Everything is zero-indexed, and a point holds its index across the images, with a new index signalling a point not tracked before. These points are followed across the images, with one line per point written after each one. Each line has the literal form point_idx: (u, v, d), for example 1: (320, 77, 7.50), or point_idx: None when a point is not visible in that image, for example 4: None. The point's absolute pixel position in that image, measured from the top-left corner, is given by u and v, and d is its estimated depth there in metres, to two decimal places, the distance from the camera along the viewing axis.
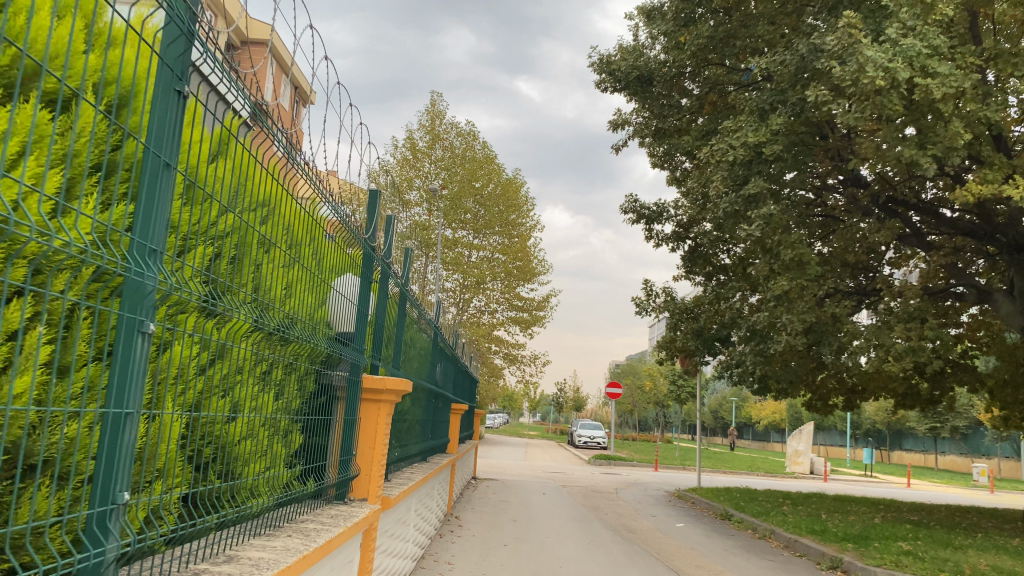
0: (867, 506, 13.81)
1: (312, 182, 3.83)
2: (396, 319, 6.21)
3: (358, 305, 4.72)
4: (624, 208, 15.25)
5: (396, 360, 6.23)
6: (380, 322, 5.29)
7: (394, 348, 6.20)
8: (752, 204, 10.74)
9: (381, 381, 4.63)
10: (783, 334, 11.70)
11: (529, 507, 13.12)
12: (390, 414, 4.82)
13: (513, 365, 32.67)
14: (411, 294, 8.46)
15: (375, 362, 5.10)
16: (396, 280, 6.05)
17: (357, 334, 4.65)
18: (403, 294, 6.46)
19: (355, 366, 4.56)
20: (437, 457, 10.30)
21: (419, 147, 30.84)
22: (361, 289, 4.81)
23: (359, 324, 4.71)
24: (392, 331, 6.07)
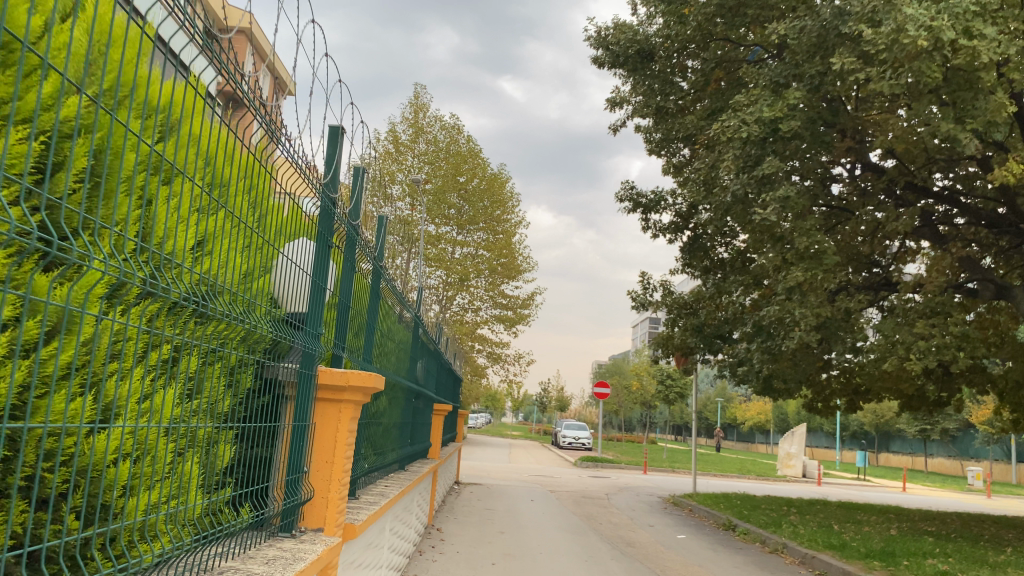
0: (877, 515, 12.92)
1: (294, 163, 3.37)
2: (367, 302, 5.14)
3: (315, 279, 3.70)
4: (620, 196, 14.29)
5: (366, 352, 5.19)
6: (346, 306, 4.25)
7: (365, 338, 5.15)
8: (766, 186, 9.76)
9: (342, 375, 3.60)
10: (795, 330, 10.76)
11: (516, 516, 12.11)
12: (356, 417, 3.79)
13: (497, 364, 31.69)
14: (391, 281, 7.43)
15: (337, 352, 4.09)
16: (369, 256, 4.98)
17: (312, 317, 3.65)
18: (377, 272, 5.39)
19: (309, 359, 3.56)
20: (417, 464, 9.26)
21: (402, 139, 29.74)
22: (319, 256, 3.77)
23: (316, 303, 3.69)
24: (362, 318, 5.05)
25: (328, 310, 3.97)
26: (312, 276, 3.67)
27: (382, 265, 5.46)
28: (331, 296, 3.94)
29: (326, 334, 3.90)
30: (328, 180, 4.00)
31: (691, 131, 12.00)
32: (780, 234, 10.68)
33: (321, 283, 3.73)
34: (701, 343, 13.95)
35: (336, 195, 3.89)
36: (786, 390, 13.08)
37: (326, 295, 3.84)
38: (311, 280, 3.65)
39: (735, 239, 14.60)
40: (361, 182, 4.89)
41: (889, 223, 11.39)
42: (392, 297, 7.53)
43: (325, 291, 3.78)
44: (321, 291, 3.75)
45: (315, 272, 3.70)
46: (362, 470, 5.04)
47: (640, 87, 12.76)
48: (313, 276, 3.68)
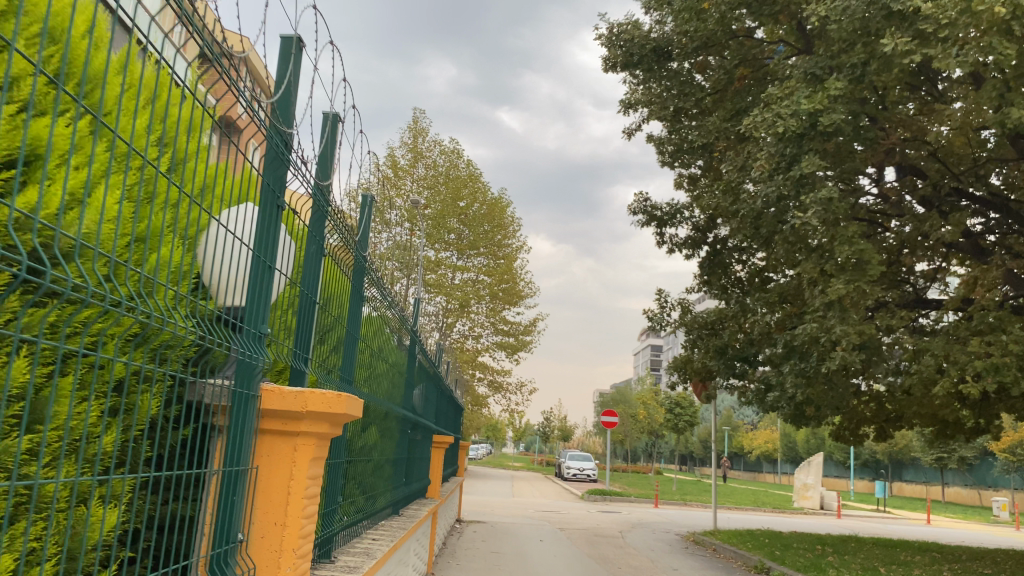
0: (922, 556, 11.75)
1: (240, 100, 2.41)
2: (344, 303, 4.03)
3: (263, 255, 2.66)
4: (634, 208, 13.30)
5: (344, 369, 4.07)
6: (309, 298, 3.16)
7: (342, 348, 4.03)
8: (804, 187, 8.68)
9: (297, 395, 2.50)
10: (835, 350, 9.66)
11: (525, 559, 10.94)
12: (321, 457, 2.68)
13: (499, 393, 30.58)
14: (386, 294, 6.37)
15: (296, 359, 3.02)
16: (347, 242, 3.88)
17: (254, 307, 2.58)
18: (359, 266, 4.31)
19: (250, 374, 2.47)
20: (415, 504, 8.15)
21: (401, 164, 28.83)
22: (269, 229, 2.74)
23: (261, 287, 2.64)
24: (341, 327, 4.01)
25: (279, 300, 2.90)
26: (258, 255, 2.65)
27: (366, 260, 4.36)
28: (286, 282, 2.88)
29: (274, 338, 2.83)
30: (284, 118, 2.98)
31: (713, 136, 11.11)
32: (816, 244, 9.64)
33: (271, 262, 2.68)
34: (722, 366, 12.87)
35: (292, 140, 2.90)
36: (817, 418, 11.99)
37: (275, 278, 2.78)
38: (256, 258, 2.60)
39: (757, 254, 13.63)
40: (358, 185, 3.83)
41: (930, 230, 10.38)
42: (385, 312, 6.47)
43: (276, 271, 2.73)
44: (270, 277, 2.71)
45: (263, 248, 2.67)
46: (336, 522, 3.91)
47: (656, 90, 11.97)
48: (262, 256, 2.66)
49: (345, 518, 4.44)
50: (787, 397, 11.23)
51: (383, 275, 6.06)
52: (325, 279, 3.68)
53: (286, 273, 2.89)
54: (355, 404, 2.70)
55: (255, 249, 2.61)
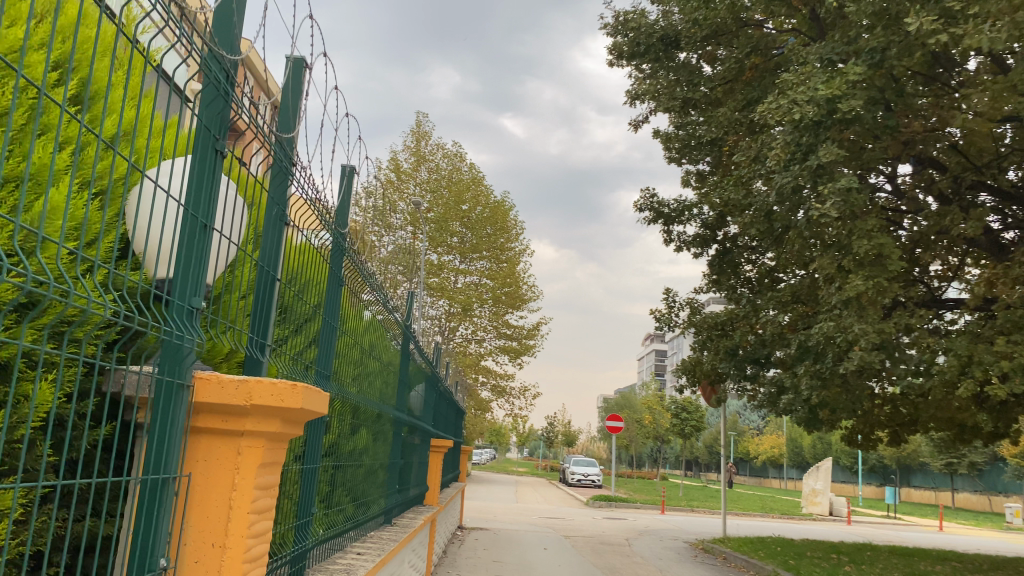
0: (942, 565, 11.31)
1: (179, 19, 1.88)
2: (319, 287, 3.57)
3: (208, 215, 2.15)
4: (641, 204, 12.88)
5: (321, 362, 3.62)
6: (267, 273, 2.68)
7: (317, 338, 3.58)
8: (823, 178, 8.24)
9: (237, 390, 2.00)
10: (854, 349, 9.21)
11: (530, 569, 10.48)
12: (273, 459, 2.20)
13: (502, 398, 30.17)
14: (380, 289, 5.94)
15: (251, 342, 2.55)
16: (323, 219, 3.44)
17: (190, 277, 2.07)
18: (337, 243, 3.84)
19: (181, 361, 1.98)
20: (411, 513, 7.72)
21: (403, 167, 28.48)
22: (212, 184, 2.21)
23: (202, 254, 2.12)
24: (315, 311, 3.55)
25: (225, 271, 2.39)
26: (200, 216, 2.14)
27: (347, 239, 3.91)
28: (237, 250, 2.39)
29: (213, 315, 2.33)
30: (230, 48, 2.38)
31: (723, 129, 10.82)
32: (832, 238, 9.22)
33: (212, 224, 2.16)
34: (733, 369, 12.43)
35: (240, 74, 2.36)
36: (832, 422, 11.54)
37: (219, 242, 2.26)
38: (194, 217, 2.08)
39: (767, 253, 13.22)
40: (350, 180, 3.39)
41: (948, 225, 9.98)
42: (378, 308, 6.04)
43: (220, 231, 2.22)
44: (213, 238, 2.20)
45: (205, 206, 2.15)
46: (305, 535, 3.48)
47: (662, 84, 11.59)
48: (202, 214, 2.13)
49: (321, 531, 4.00)
50: (802, 400, 10.78)
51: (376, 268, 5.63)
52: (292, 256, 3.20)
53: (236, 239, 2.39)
54: (315, 401, 2.23)
55: (193, 208, 2.09)
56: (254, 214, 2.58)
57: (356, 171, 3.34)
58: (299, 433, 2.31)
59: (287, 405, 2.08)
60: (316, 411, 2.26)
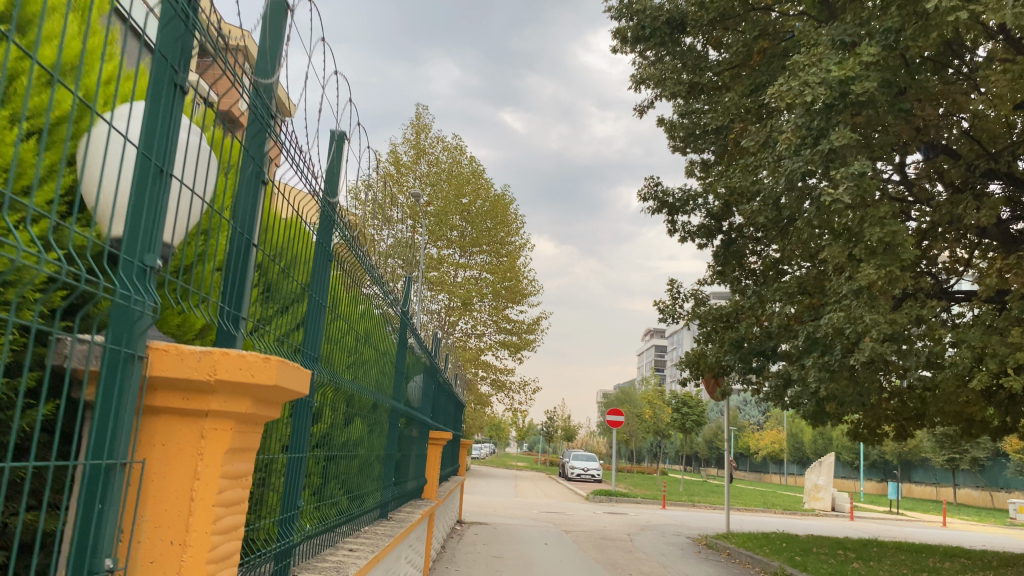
0: (951, 562, 11.08)
1: None
2: (304, 262, 3.30)
3: (165, 159, 1.82)
4: (645, 193, 12.61)
5: (307, 344, 3.37)
6: (242, 237, 2.40)
7: (304, 319, 3.32)
8: (835, 162, 7.98)
9: (191, 368, 1.75)
10: (865, 340, 8.92)
11: (530, 566, 10.22)
12: (242, 445, 1.96)
13: (501, 392, 29.94)
14: (377, 274, 5.67)
15: (221, 316, 2.28)
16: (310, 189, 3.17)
17: (142, 230, 1.75)
18: (325, 215, 3.57)
19: (133, 329, 1.70)
20: (408, 508, 7.45)
21: (403, 160, 28.15)
22: (174, 126, 1.87)
23: (156, 204, 1.79)
24: (302, 287, 3.29)
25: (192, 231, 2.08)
26: (157, 160, 1.80)
27: (336, 212, 3.64)
28: (206, 207, 2.08)
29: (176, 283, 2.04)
30: None
31: (729, 116, 10.59)
32: (843, 226, 8.96)
33: (169, 170, 1.83)
34: (738, 361, 12.18)
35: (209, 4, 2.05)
36: (840, 415, 11.28)
37: (180, 194, 1.94)
38: (148, 160, 1.75)
39: (772, 245, 12.96)
40: (338, 147, 3.12)
41: (959, 214, 9.71)
42: (374, 293, 5.76)
43: (178, 179, 1.89)
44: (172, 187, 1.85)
45: (163, 148, 1.82)
46: (290, 530, 3.24)
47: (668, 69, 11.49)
48: (158, 158, 1.80)
49: (309, 527, 3.74)
50: (809, 393, 10.53)
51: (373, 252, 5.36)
52: (274, 225, 2.93)
53: (203, 194, 2.07)
54: (291, 380, 1.97)
55: (145, 149, 1.75)
56: (226, 170, 2.29)
57: (346, 135, 3.08)
58: (274, 415, 2.05)
59: (257, 383, 1.82)
60: (292, 392, 2.01)
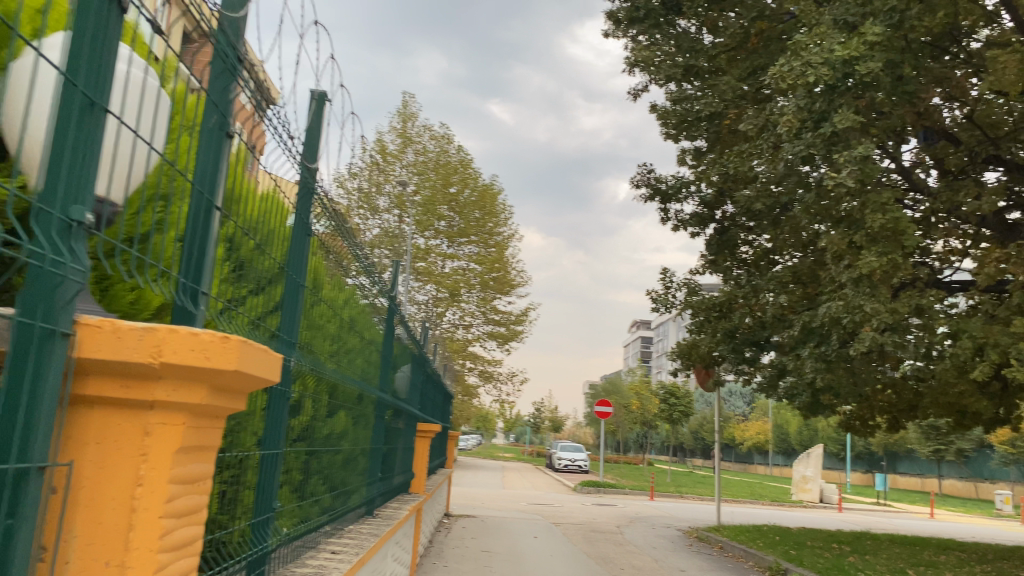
0: (947, 555, 10.91)
1: None
2: (280, 235, 3.01)
3: (102, 91, 1.51)
4: (638, 180, 12.35)
5: (285, 328, 3.08)
6: (204, 199, 2.10)
7: (279, 300, 3.01)
8: (837, 146, 7.74)
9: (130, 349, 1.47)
10: (865, 330, 8.69)
11: (519, 560, 9.98)
12: (200, 436, 1.67)
13: (489, 383, 29.70)
14: (363, 257, 5.36)
15: (177, 288, 1.96)
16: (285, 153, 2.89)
17: (73, 175, 1.44)
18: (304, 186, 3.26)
19: (55, 299, 1.39)
20: (394, 503, 7.16)
21: (390, 148, 27.74)
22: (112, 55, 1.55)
23: (91, 145, 1.48)
24: (276, 264, 2.99)
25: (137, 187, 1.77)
26: (93, 93, 1.49)
27: (316, 179, 3.34)
28: (160, 159, 1.78)
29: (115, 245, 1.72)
30: None
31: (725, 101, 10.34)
32: (844, 212, 8.73)
33: (105, 104, 1.51)
34: (731, 351, 11.93)
35: None
36: (835, 407, 11.07)
37: (119, 138, 1.62)
38: (78, 90, 1.44)
39: (765, 234, 12.75)
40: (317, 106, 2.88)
41: (958, 202, 9.46)
42: (361, 279, 5.45)
43: (118, 117, 1.57)
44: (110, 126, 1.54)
45: (98, 78, 1.50)
46: (265, 532, 3.03)
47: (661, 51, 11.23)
48: (93, 91, 1.48)
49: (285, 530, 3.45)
50: (805, 384, 10.29)
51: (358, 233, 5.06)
52: (244, 191, 2.63)
53: (153, 141, 1.77)
54: (256, 366, 1.69)
55: (73, 75, 1.43)
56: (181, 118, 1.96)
57: (324, 94, 2.84)
58: (237, 405, 1.77)
59: (212, 366, 1.54)
60: (258, 378, 1.73)
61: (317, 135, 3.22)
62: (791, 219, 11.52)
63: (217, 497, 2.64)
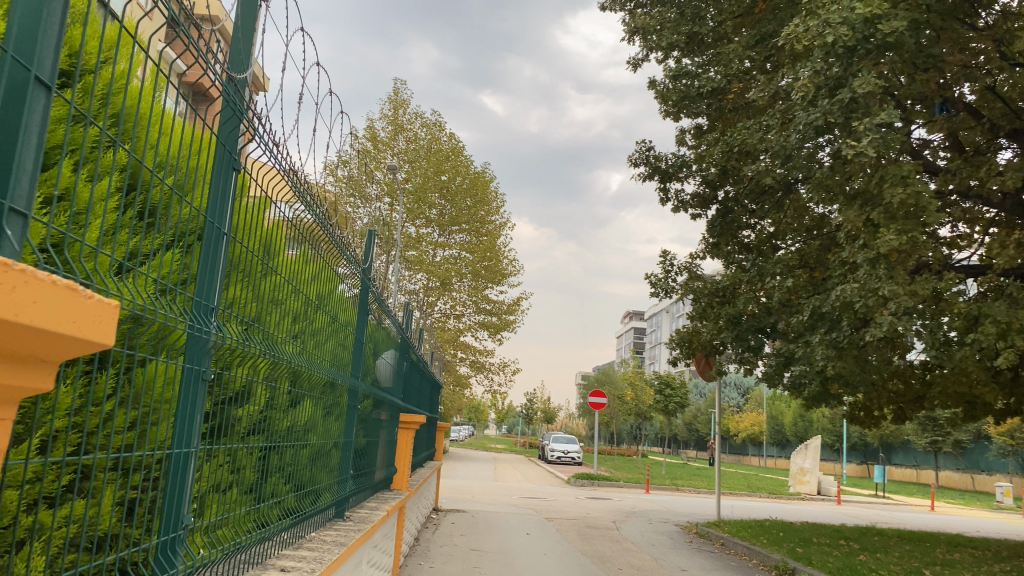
0: (960, 553, 10.39)
1: None
2: (195, 169, 2.32)
3: None
4: (637, 158, 11.76)
5: (202, 292, 2.37)
6: (16, 66, 1.35)
7: (190, 253, 2.31)
8: (856, 112, 7.12)
9: None
10: (883, 314, 8.06)
11: (510, 559, 9.37)
12: None
13: (480, 373, 29.15)
14: (333, 227, 4.73)
15: None
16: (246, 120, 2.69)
17: None
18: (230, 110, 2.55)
19: None
20: (372, 502, 6.52)
21: (380, 136, 27.03)
22: None
23: None
24: (190, 210, 2.29)
25: None
26: None
27: (243, 101, 2.63)
28: None
29: None
30: None
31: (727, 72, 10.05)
32: (858, 188, 8.21)
33: None
34: (735, 340, 11.22)
35: None
36: (844, 397, 10.48)
37: None
38: None
39: (767, 218, 12.22)
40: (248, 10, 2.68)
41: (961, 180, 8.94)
42: (333, 251, 4.81)
43: None
44: None
45: None
46: (176, 555, 2.38)
47: (663, 19, 11.09)
48: None
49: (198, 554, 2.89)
50: (815, 373, 9.68)
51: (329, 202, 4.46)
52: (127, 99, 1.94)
53: None
54: (64, 322, 1.04)
55: None
56: None
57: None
58: (49, 387, 1.15)
59: None
60: (79, 345, 1.10)
61: (238, 49, 2.67)
62: (793, 201, 11.57)
63: (116, 512, 2.10)
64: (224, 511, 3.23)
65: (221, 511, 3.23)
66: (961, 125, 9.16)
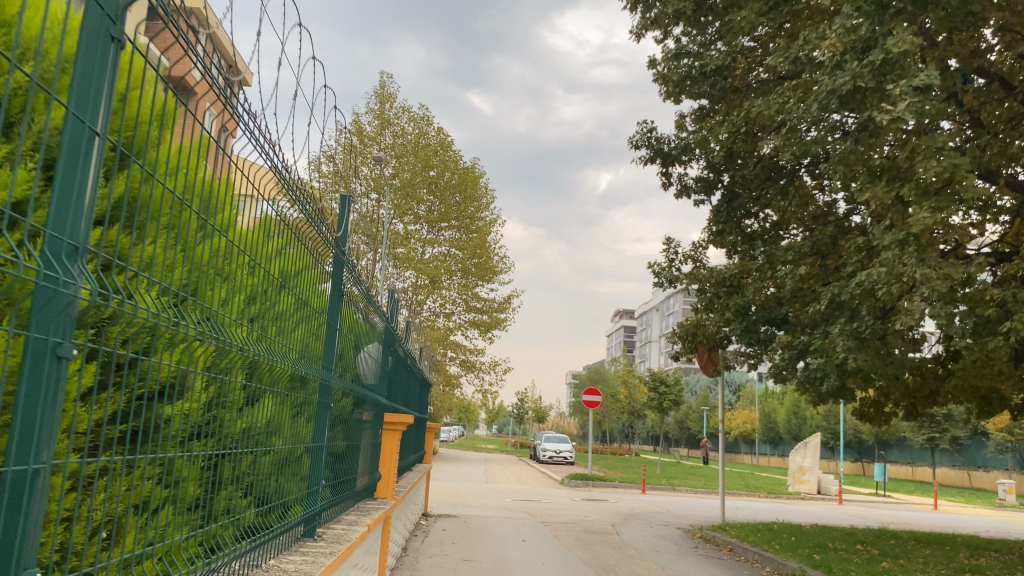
0: (986, 558, 9.72)
1: None
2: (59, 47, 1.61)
3: None
4: (637, 141, 10.98)
5: (61, 225, 1.63)
6: None
7: (38, 169, 1.57)
8: (890, 75, 6.47)
9: None
10: (912, 298, 7.39)
11: (506, 569, 8.62)
12: None
13: (471, 372, 28.46)
14: (304, 197, 4.07)
15: None
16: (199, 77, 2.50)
17: None
18: None
19: None
20: (351, 514, 5.74)
21: (367, 131, 26.30)
22: None
23: None
24: (40, 99, 1.55)
25: None
26: None
27: None
28: None
29: None
30: None
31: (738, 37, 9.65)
32: (884, 163, 7.60)
33: None
34: (743, 332, 10.53)
35: None
36: (861, 391, 9.80)
37: None
38: None
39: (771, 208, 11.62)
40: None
41: (986, 162, 8.23)
42: (304, 222, 4.10)
43: None
44: None
45: None
46: None
47: None
48: None
49: None
50: (833, 366, 9.01)
51: (317, 195, 4.17)
52: None
53: None
54: None
55: None
56: None
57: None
58: None
59: None
60: None
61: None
62: (798, 187, 11.34)
63: None
64: (151, 540, 2.52)
65: (144, 537, 2.51)
66: (990, 98, 8.51)
